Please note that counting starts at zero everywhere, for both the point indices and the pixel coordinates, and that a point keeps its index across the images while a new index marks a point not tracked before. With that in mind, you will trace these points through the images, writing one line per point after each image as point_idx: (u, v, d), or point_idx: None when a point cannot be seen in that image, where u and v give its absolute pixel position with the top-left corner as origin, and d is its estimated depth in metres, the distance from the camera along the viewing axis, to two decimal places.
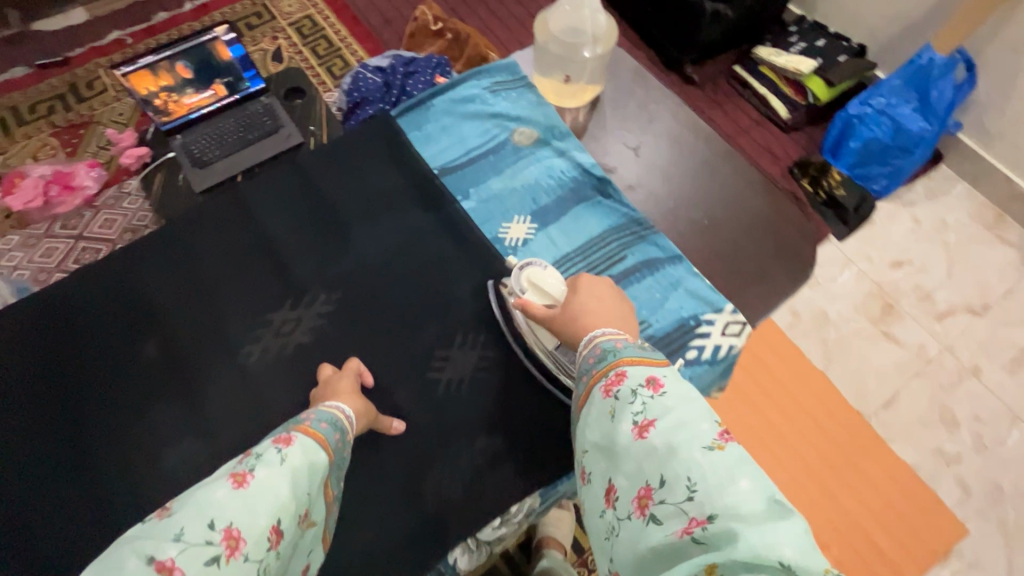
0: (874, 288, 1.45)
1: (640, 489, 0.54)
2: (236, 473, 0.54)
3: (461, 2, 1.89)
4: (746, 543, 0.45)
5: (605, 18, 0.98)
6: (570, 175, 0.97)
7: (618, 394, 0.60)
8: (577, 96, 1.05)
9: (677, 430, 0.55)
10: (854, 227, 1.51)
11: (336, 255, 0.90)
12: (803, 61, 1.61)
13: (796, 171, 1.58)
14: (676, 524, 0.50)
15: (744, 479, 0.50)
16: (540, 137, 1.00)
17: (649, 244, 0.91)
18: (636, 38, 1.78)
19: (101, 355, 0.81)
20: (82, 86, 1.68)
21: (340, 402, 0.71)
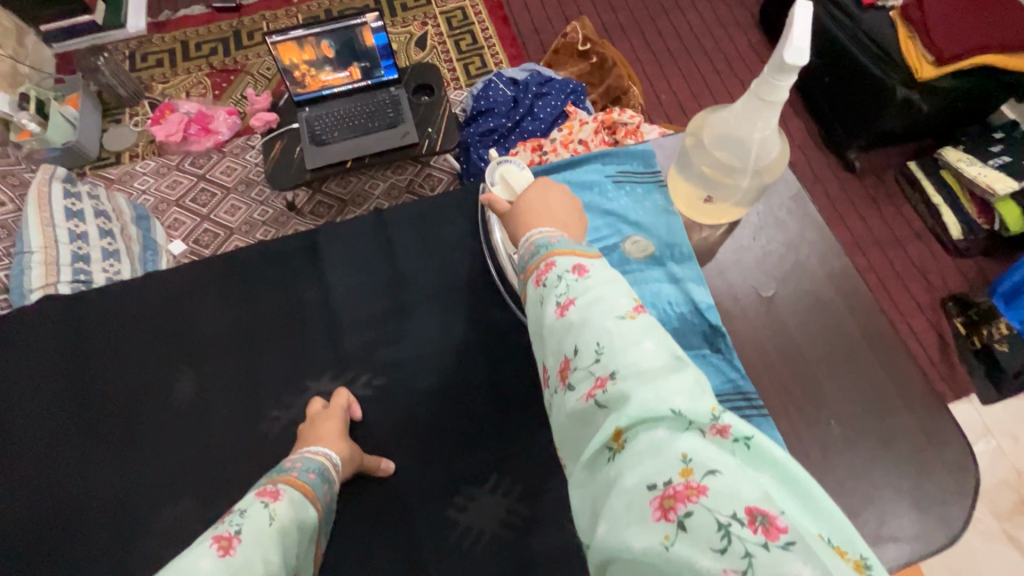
0: (1010, 476, 1.18)
1: (559, 361, 0.47)
2: (220, 535, 0.53)
3: (617, 25, 1.78)
4: (640, 400, 0.39)
5: (778, 139, 0.70)
6: (677, 311, 0.73)
7: (545, 282, 0.50)
8: (715, 217, 0.80)
9: (594, 301, 0.46)
10: (1006, 394, 1.24)
11: (392, 335, 0.90)
12: (1001, 179, 1.31)
13: (951, 306, 1.33)
14: (584, 388, 0.43)
15: (649, 340, 0.43)
16: (653, 251, 0.76)
17: (748, 429, 0.66)
18: (799, 106, 1.59)
19: (143, 378, 0.88)
20: (244, 34, 1.79)
21: (326, 446, 0.73)
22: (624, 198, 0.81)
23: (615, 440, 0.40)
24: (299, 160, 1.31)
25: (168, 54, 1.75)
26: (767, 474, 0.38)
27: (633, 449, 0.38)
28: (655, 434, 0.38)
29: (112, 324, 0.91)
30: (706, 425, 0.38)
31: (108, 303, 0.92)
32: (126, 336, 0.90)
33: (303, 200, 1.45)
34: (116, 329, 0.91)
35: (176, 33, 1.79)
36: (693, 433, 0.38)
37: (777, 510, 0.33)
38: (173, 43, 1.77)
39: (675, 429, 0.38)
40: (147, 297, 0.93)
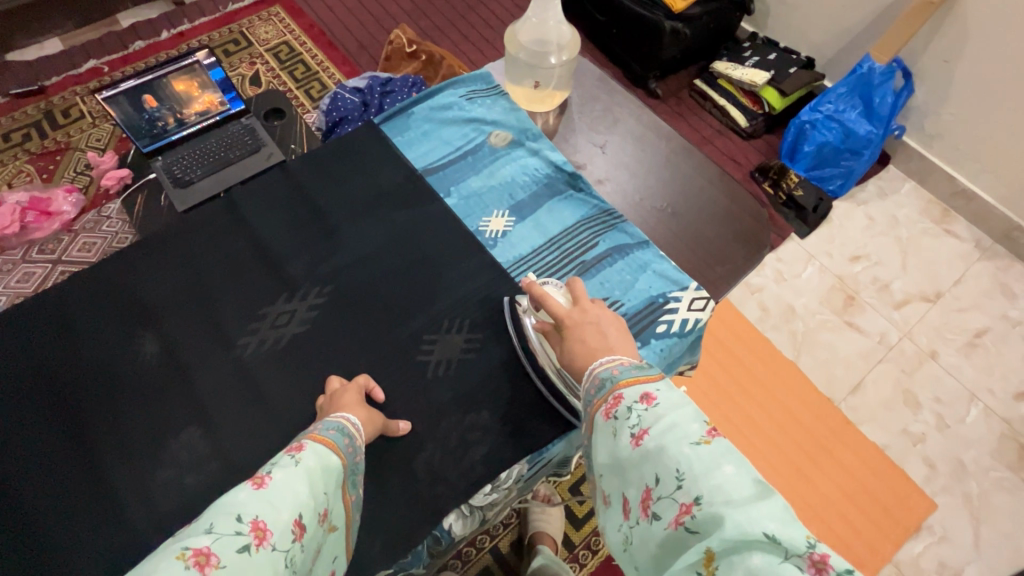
0: (835, 282, 1.54)
1: (642, 492, 0.55)
2: (254, 477, 0.55)
3: (434, 28, 1.98)
4: (731, 521, 0.46)
5: (569, 27, 1.02)
6: (544, 172, 1.00)
7: (617, 415, 0.60)
8: (546, 102, 1.11)
9: (665, 429, 0.55)
10: (813, 226, 1.61)
11: (326, 253, 0.90)
12: (757, 74, 1.71)
13: (758, 175, 1.67)
14: (672, 515, 0.51)
15: (728, 465, 0.51)
16: (514, 138, 1.03)
17: (618, 231, 0.94)
18: (602, 57, 1.89)
19: (100, 356, 0.80)
20: (58, 113, 1.69)
21: (347, 411, 0.70)
22: (479, 108, 1.06)
23: (706, 564, 0.46)
24: (167, 206, 1.29)
25: None
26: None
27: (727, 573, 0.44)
28: (748, 558, 0.44)
29: (38, 327, 0.81)
30: (800, 554, 0.43)
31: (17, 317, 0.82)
32: (61, 328, 0.81)
33: None
34: (52, 320, 0.82)
35: None
36: (788, 562, 0.43)
37: None
38: None
39: (767, 554, 0.44)
40: (66, 287, 0.84)
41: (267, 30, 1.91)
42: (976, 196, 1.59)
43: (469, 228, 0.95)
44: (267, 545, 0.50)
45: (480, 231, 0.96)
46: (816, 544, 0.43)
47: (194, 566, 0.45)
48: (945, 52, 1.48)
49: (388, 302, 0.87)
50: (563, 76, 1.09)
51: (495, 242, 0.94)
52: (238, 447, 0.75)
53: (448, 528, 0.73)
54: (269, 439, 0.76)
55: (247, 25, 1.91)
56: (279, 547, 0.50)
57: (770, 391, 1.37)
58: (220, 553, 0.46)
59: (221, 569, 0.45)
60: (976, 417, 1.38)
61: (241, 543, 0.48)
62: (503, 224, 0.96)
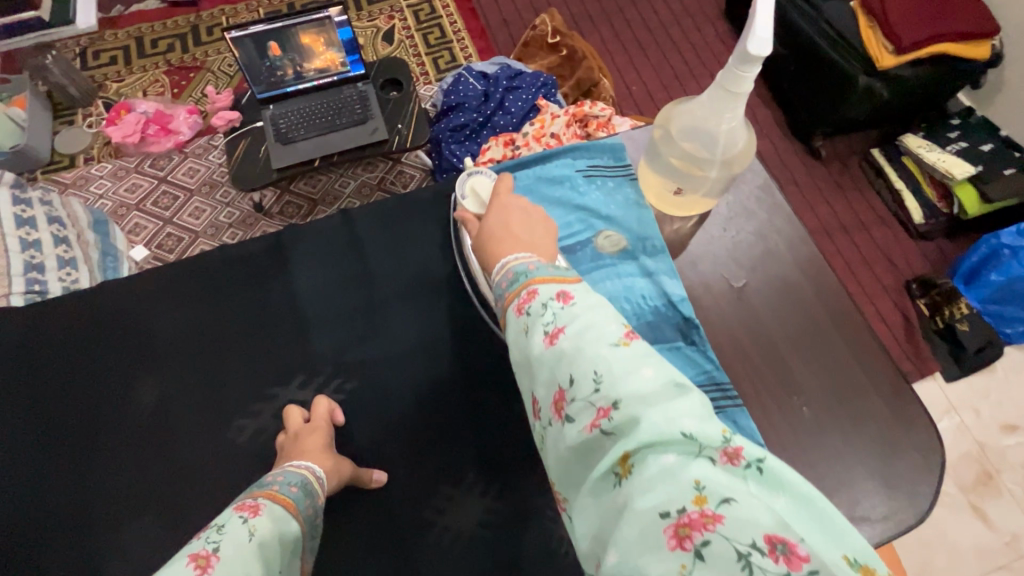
0: (973, 449, 1.24)
1: (552, 394, 0.44)
2: (197, 554, 0.46)
3: (586, 17, 1.78)
4: (650, 424, 0.37)
5: (745, 132, 0.74)
6: (652, 304, 0.78)
7: (529, 311, 0.47)
8: (688, 209, 0.85)
9: (585, 329, 0.44)
10: (968, 371, 1.29)
11: (364, 338, 0.83)
12: (958, 165, 1.37)
13: (915, 287, 1.37)
14: (585, 420, 0.40)
15: (647, 366, 0.41)
16: (628, 246, 0.81)
17: (726, 420, 0.70)
18: (766, 95, 1.61)
19: (99, 396, 0.79)
20: (203, 29, 1.72)
21: (310, 461, 0.66)
22: (594, 191, 0.86)
23: (623, 465, 0.37)
24: (265, 159, 1.27)
25: (121, 52, 1.68)
26: (779, 497, 0.35)
27: (645, 475, 0.35)
28: (665, 459, 0.35)
29: (105, 302, 0.84)
30: (716, 449, 0.36)
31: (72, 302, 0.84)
32: (92, 337, 0.82)
33: (271, 201, 1.41)
34: (87, 323, 0.83)
35: (130, 30, 1.71)
36: (704, 459, 0.35)
37: (795, 536, 0.31)
38: (126, 39, 1.70)
39: (684, 455, 0.36)
40: (88, 304, 0.83)
41: None
42: None
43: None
44: None
45: None
46: (732, 440, 0.37)
47: None
48: None
49: None
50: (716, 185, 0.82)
51: None
52: None
53: None
54: None
55: None
56: None
57: None
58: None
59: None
60: None
61: None
62: None
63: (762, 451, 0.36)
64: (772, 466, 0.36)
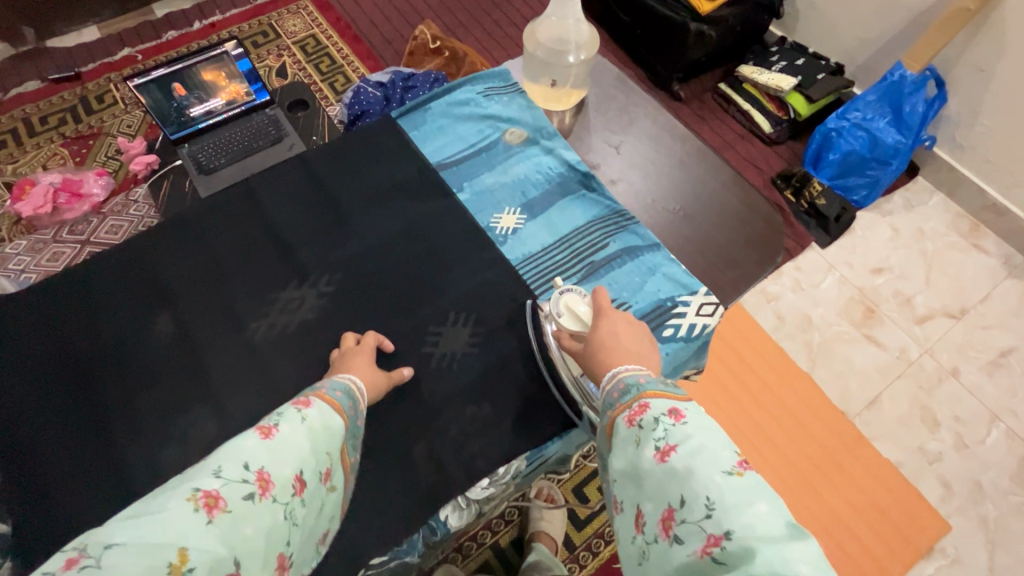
0: (855, 293, 1.50)
1: (664, 511, 0.53)
2: (262, 427, 0.59)
3: (458, 24, 1.99)
4: (764, 560, 0.45)
5: (587, 26, 1.02)
6: (557, 171, 1.00)
7: (641, 423, 0.59)
8: (562, 100, 1.11)
9: (696, 453, 0.54)
10: (835, 235, 1.58)
11: (338, 241, 0.91)
12: (783, 79, 1.68)
13: (779, 182, 1.65)
14: (697, 544, 0.49)
15: (761, 502, 0.49)
16: (529, 136, 1.03)
17: (630, 232, 0.94)
18: (625, 57, 1.88)
19: (114, 334, 0.82)
20: (93, 98, 1.75)
21: (352, 373, 0.74)
22: (495, 104, 1.06)
23: None
24: (191, 192, 1.33)
25: (10, 134, 1.66)
26: None
27: None
28: None
29: (80, 283, 0.86)
30: None
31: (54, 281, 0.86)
32: (82, 300, 0.84)
33: None
34: (75, 287, 0.85)
35: (14, 112, 1.70)
36: None
37: None
38: (11, 122, 1.69)
39: None
40: (80, 270, 0.86)
41: (296, 22, 1.94)
42: (1008, 212, 1.54)
43: (479, 223, 0.95)
44: (268, 496, 0.53)
45: (491, 226, 0.95)
46: None
47: (203, 508, 0.48)
48: (980, 61, 1.43)
49: (397, 296, 0.88)
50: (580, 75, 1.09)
51: (505, 239, 0.94)
52: (248, 428, 0.77)
53: (444, 519, 0.74)
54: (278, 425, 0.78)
55: (276, 17, 1.95)
56: (278, 499, 0.54)
57: (785, 403, 1.35)
58: (229, 498, 0.50)
59: (227, 513, 0.49)
60: (997, 438, 1.34)
61: (246, 491, 0.51)
62: (514, 221, 0.96)
63: None
64: None
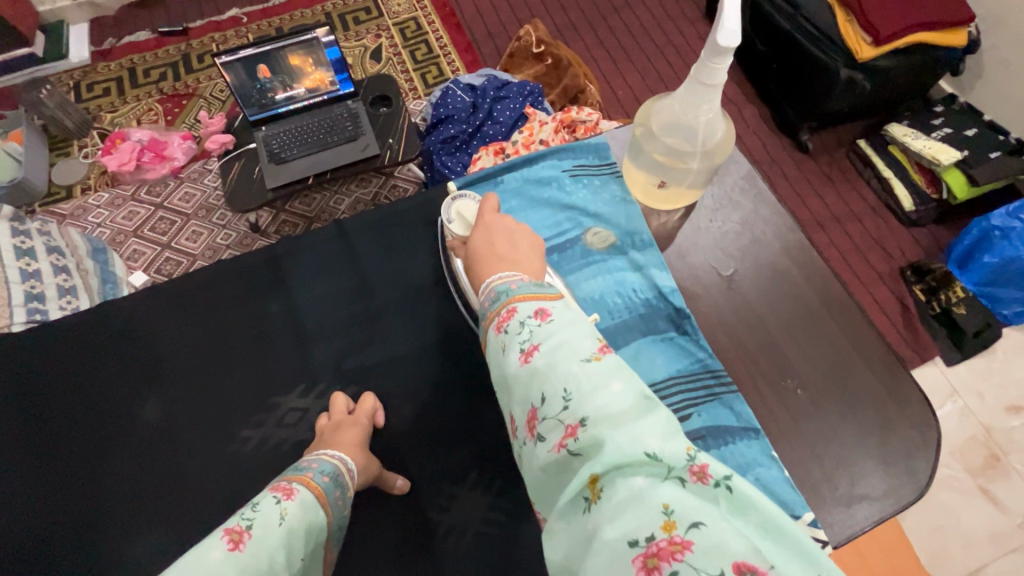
0: (978, 433, 1.23)
1: (528, 412, 0.45)
2: (232, 529, 0.51)
3: (569, 25, 1.81)
4: (614, 444, 0.37)
5: (723, 121, 0.75)
6: (642, 296, 0.80)
7: (507, 329, 0.49)
8: (672, 201, 0.87)
9: (559, 346, 0.45)
10: (969, 355, 1.29)
11: (360, 346, 0.84)
12: (944, 150, 1.38)
13: (910, 274, 1.38)
14: (554, 439, 0.41)
15: (617, 381, 0.42)
16: (616, 242, 0.84)
17: (722, 405, 0.72)
18: (751, 93, 1.63)
19: (104, 410, 0.80)
20: (194, 57, 1.75)
21: (341, 451, 0.69)
22: (582, 191, 0.88)
23: (591, 488, 0.37)
24: (258, 179, 1.29)
25: (115, 83, 1.70)
26: (752, 523, 0.34)
27: (611, 498, 0.35)
28: (634, 483, 0.35)
29: (91, 337, 0.84)
30: (683, 468, 0.36)
31: (66, 329, 0.85)
32: (84, 363, 0.83)
33: (268, 220, 1.43)
34: (75, 349, 0.84)
35: (123, 61, 1.74)
36: (671, 481, 0.35)
37: (765, 566, 0.31)
38: (118, 71, 1.73)
39: (652, 475, 0.36)
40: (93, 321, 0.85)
41: (401, 2, 1.85)
42: None
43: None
44: None
45: None
46: (698, 458, 0.37)
47: None
48: None
49: None
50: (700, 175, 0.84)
51: None
52: None
53: None
54: None
55: None
56: None
57: (866, 557, 1.09)
58: None
59: None
60: None
61: None
62: None
63: (732, 467, 0.36)
64: (746, 490, 0.35)
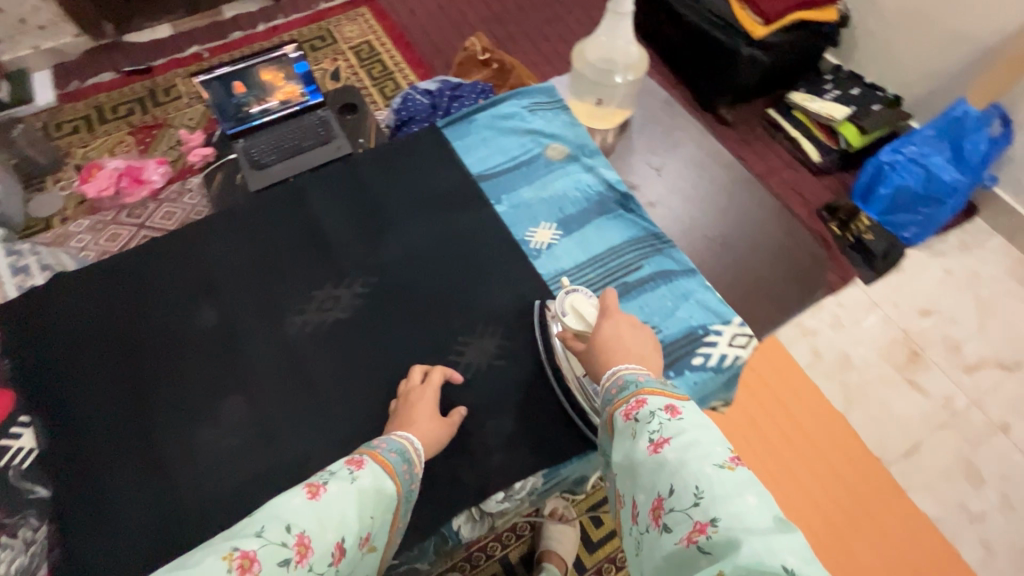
0: (899, 335, 1.44)
1: (655, 501, 0.55)
2: (312, 484, 0.57)
3: (508, 37, 2.02)
4: (748, 548, 0.47)
5: (637, 47, 1.04)
6: (596, 190, 1.00)
7: (638, 417, 0.60)
8: (608, 119, 1.11)
9: (689, 446, 0.56)
10: (881, 273, 1.52)
11: (372, 247, 0.93)
12: (836, 108, 1.65)
13: (825, 214, 1.60)
14: (685, 531, 0.51)
15: (749, 495, 0.51)
16: (571, 153, 1.04)
17: (666, 256, 0.93)
18: (673, 79, 1.87)
19: (163, 316, 0.86)
20: (160, 91, 1.85)
21: (409, 432, 0.70)
22: (538, 119, 1.08)
23: None
24: (241, 184, 1.37)
25: (83, 121, 1.78)
26: None
27: None
28: None
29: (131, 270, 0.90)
30: None
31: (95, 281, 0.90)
32: (119, 294, 0.88)
33: None
34: (123, 275, 0.90)
35: (89, 101, 1.82)
36: None
37: None
38: (85, 110, 1.80)
39: None
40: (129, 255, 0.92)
41: (353, 29, 2.01)
42: None
43: (514, 236, 0.95)
44: (304, 564, 0.51)
45: (525, 240, 0.96)
46: None
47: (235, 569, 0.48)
48: None
49: (427, 301, 0.89)
50: (625, 97, 1.12)
51: (539, 254, 0.94)
52: (273, 422, 0.79)
53: (457, 530, 0.75)
54: (307, 418, 0.79)
55: (334, 23, 2.03)
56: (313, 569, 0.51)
57: (817, 446, 1.29)
58: (262, 561, 0.49)
59: None
60: None
61: (282, 557, 0.50)
62: (549, 237, 0.96)
63: None
64: None
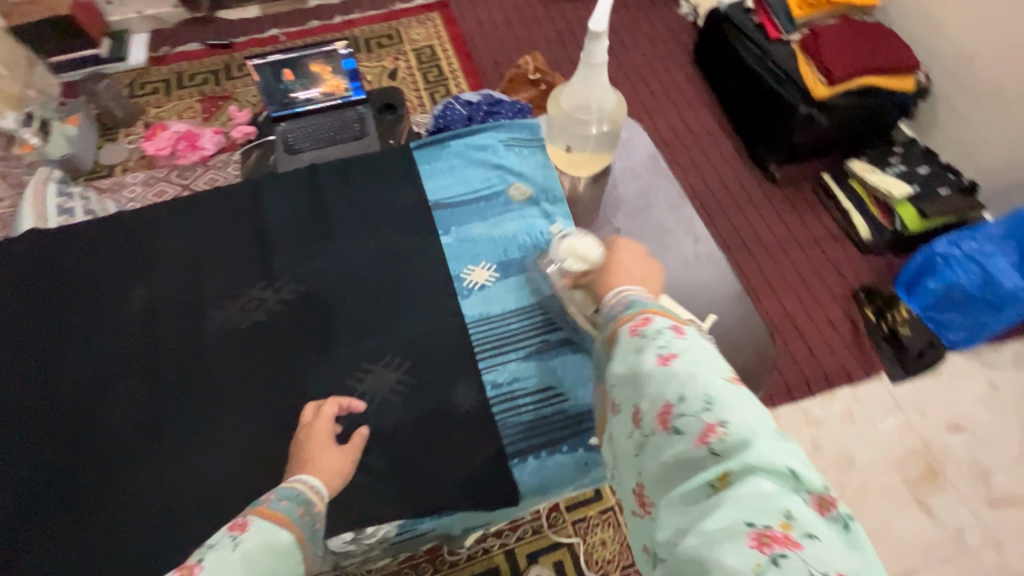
0: (917, 446, 1.29)
1: (662, 406, 0.49)
2: (184, 565, 0.51)
3: (568, 60, 2.01)
4: (759, 451, 0.42)
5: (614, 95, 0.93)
6: (549, 238, 0.97)
7: (644, 333, 0.54)
8: (579, 166, 1.05)
9: (697, 359, 0.50)
10: (913, 373, 1.37)
11: (330, 259, 0.94)
12: (897, 185, 1.49)
13: (862, 296, 1.47)
14: (694, 435, 0.46)
15: (754, 406, 0.47)
16: (533, 195, 1.01)
17: None
18: (727, 127, 1.79)
19: (96, 291, 0.92)
20: (234, 66, 1.99)
21: (304, 477, 0.68)
22: (512, 155, 1.06)
23: (721, 483, 0.42)
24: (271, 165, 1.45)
25: (163, 83, 1.94)
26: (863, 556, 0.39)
27: (744, 495, 0.40)
28: (765, 487, 0.40)
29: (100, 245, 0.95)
30: (815, 494, 0.41)
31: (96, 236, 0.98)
32: (104, 253, 0.95)
33: None
34: (79, 246, 0.95)
35: (172, 66, 1.99)
36: (799, 496, 0.41)
37: None
38: (167, 74, 1.97)
39: (784, 488, 0.41)
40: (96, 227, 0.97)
41: (420, 32, 2.08)
42: None
43: (450, 271, 0.93)
44: None
45: (460, 278, 0.93)
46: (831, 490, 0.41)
47: None
48: None
49: (387, 314, 0.90)
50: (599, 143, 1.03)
51: (470, 293, 0.91)
52: (210, 401, 0.81)
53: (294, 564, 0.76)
54: (242, 404, 0.82)
55: (404, 24, 2.10)
56: None
57: None
58: None
59: None
60: None
61: None
62: (485, 277, 0.93)
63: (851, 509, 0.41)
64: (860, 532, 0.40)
